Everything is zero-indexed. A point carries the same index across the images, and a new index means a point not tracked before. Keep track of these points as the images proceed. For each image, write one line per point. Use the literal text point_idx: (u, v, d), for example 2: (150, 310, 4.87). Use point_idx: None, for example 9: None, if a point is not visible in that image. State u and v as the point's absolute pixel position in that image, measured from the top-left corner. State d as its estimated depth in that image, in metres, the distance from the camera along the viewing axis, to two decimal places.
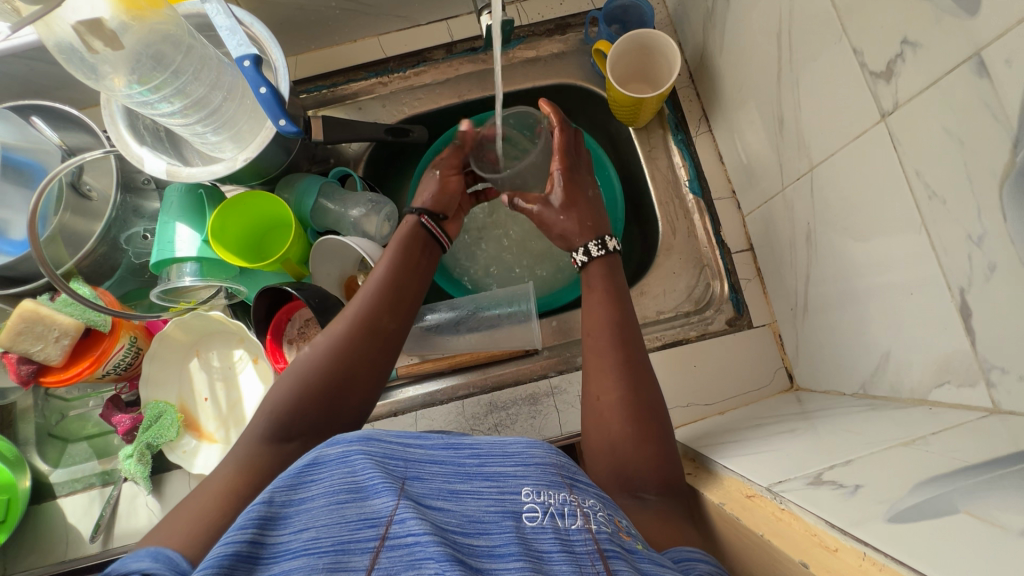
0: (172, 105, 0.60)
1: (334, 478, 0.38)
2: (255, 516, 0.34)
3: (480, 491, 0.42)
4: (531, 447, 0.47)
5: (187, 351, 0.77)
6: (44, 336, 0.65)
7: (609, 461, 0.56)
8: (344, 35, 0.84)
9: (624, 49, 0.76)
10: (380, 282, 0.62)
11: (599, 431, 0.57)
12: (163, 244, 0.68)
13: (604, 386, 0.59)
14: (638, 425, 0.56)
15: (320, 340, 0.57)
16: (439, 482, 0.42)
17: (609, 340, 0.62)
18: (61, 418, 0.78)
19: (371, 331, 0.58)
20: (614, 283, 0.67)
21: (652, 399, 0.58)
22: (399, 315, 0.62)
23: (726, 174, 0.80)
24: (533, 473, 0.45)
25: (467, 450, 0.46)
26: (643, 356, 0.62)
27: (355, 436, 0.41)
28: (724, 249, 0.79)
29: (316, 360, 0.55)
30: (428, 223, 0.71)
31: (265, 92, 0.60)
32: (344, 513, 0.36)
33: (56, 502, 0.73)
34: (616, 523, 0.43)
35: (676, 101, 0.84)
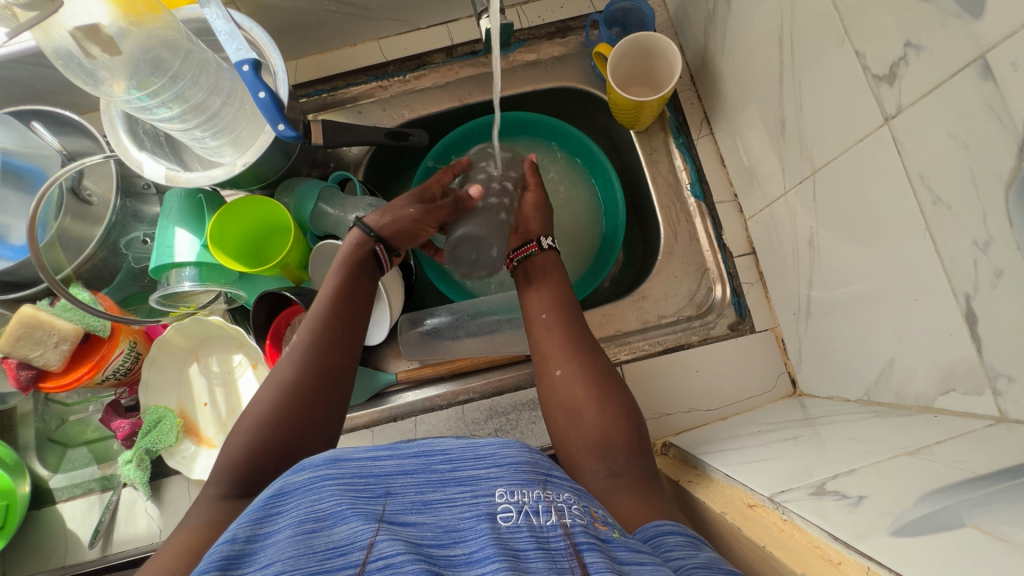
0: (170, 110, 0.59)
1: (301, 507, 0.38)
2: (219, 557, 0.34)
3: (454, 499, 0.42)
4: (504, 447, 0.46)
5: (186, 356, 0.77)
6: (43, 341, 0.65)
7: (575, 426, 0.57)
8: (344, 39, 0.84)
9: (625, 52, 0.76)
10: (321, 317, 0.60)
11: (561, 403, 0.59)
12: (163, 248, 0.67)
13: (560, 360, 0.61)
14: (598, 393, 0.57)
15: (263, 396, 0.55)
16: (412, 494, 0.41)
17: (557, 316, 0.64)
18: (61, 422, 0.78)
19: (321, 373, 0.57)
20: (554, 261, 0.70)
21: (604, 368, 0.60)
22: (350, 349, 0.60)
23: (728, 177, 0.79)
24: (506, 473, 0.44)
25: (438, 456, 0.45)
26: (586, 329, 0.64)
27: (320, 460, 0.41)
28: (726, 253, 0.78)
29: (260, 420, 0.52)
30: (381, 254, 0.67)
31: (264, 96, 0.60)
32: (312, 543, 0.36)
33: (56, 508, 0.73)
34: (592, 513, 0.43)
35: (677, 104, 0.83)
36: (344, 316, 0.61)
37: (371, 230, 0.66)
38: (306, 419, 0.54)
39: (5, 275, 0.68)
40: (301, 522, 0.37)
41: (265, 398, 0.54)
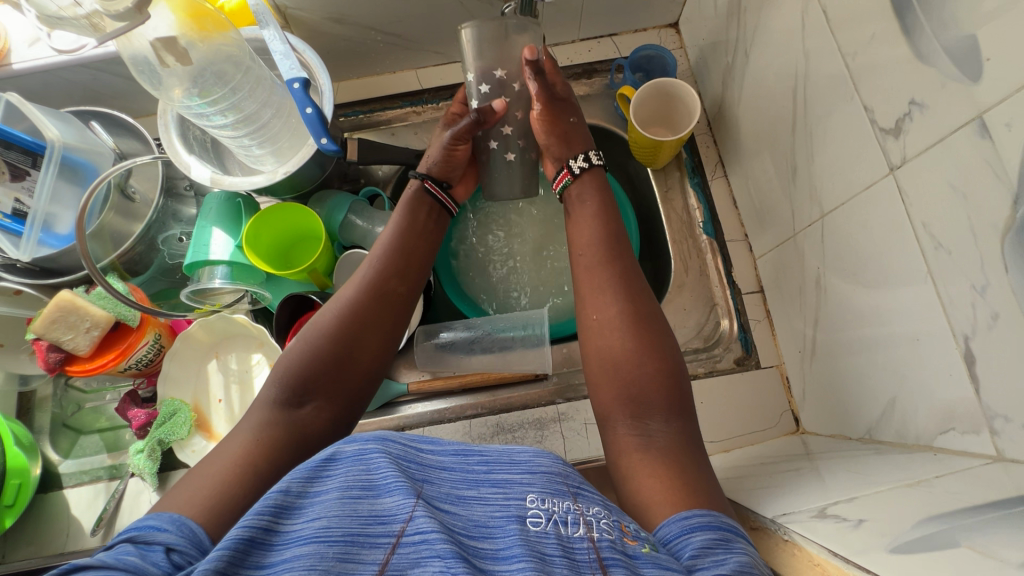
0: (225, 118, 0.63)
1: (349, 474, 0.40)
2: (270, 504, 0.37)
3: (487, 498, 0.44)
4: (538, 457, 0.49)
5: (207, 352, 0.79)
6: (75, 326, 0.67)
7: (613, 369, 0.59)
8: (384, 66, 0.90)
9: (647, 95, 0.81)
10: (388, 245, 0.68)
11: (600, 346, 0.60)
12: (199, 246, 0.71)
13: (603, 304, 0.62)
14: (638, 344, 0.58)
15: (332, 305, 0.63)
16: (448, 487, 0.44)
17: (598, 259, 0.66)
18: (77, 409, 0.80)
19: (380, 292, 0.65)
20: (603, 197, 0.71)
21: (651, 314, 0.61)
22: (408, 280, 0.68)
23: (739, 217, 0.83)
24: (539, 480, 0.46)
25: (475, 458, 0.47)
26: (643, 282, 0.64)
27: (369, 437, 0.44)
28: (735, 289, 0.81)
29: (323, 330, 0.60)
30: (432, 188, 0.74)
31: (310, 112, 0.65)
32: (356, 508, 0.38)
33: (63, 493, 0.74)
34: (622, 529, 0.43)
35: (693, 146, 0.87)
36: (405, 248, 0.69)
37: (417, 172, 0.74)
38: (358, 327, 0.62)
39: (47, 262, 0.72)
40: (348, 488, 0.39)
41: (331, 310, 0.62)
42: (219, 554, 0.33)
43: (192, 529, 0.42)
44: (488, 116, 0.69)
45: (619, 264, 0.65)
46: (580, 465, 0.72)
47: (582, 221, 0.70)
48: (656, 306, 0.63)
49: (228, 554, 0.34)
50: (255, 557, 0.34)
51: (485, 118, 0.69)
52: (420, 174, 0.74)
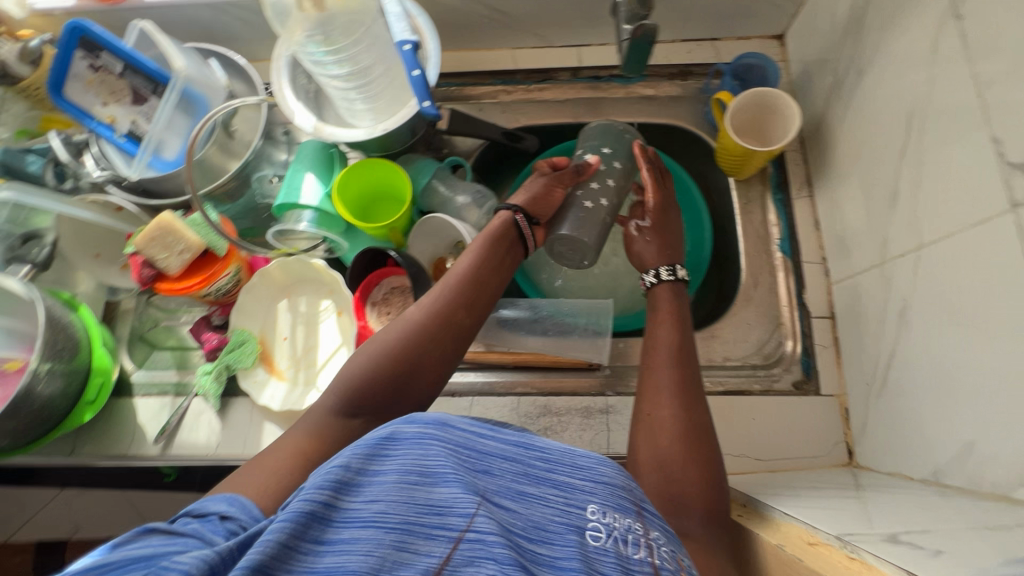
0: (340, 69, 0.67)
1: (407, 457, 0.41)
2: (331, 478, 0.38)
3: (547, 498, 0.46)
4: (601, 464, 0.50)
5: (279, 291, 0.82)
6: (171, 247, 0.71)
7: (655, 472, 0.57)
8: (483, 42, 0.91)
9: (745, 104, 0.80)
10: (463, 274, 0.67)
11: (646, 444, 0.59)
12: (291, 189, 0.74)
13: (658, 403, 0.61)
14: (687, 446, 0.57)
15: (397, 325, 0.62)
16: (508, 481, 0.45)
17: (668, 357, 0.65)
18: (154, 324, 0.85)
19: (446, 322, 0.63)
20: (677, 306, 0.71)
21: (705, 428, 0.60)
22: (475, 311, 0.66)
23: (820, 240, 0.81)
24: (601, 491, 0.48)
25: (537, 453, 0.49)
26: (698, 375, 0.64)
27: (429, 420, 0.45)
28: (804, 311, 0.79)
29: (380, 351, 0.60)
30: (523, 224, 0.73)
31: (416, 74, 0.67)
32: (413, 494, 0.39)
33: (132, 401, 0.79)
34: (679, 561, 0.45)
35: (781, 162, 0.86)
36: (480, 282, 0.68)
37: (513, 205, 0.73)
38: (417, 353, 0.60)
39: (151, 183, 0.78)
40: (406, 472, 0.40)
41: (395, 329, 0.62)
42: (281, 525, 0.35)
43: (246, 503, 0.44)
44: (584, 169, 0.77)
45: (682, 363, 0.64)
46: (622, 459, 0.72)
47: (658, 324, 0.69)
48: (709, 418, 0.61)
49: (291, 525, 0.35)
50: (316, 530, 0.36)
51: (582, 170, 0.77)
52: (512, 206, 0.73)
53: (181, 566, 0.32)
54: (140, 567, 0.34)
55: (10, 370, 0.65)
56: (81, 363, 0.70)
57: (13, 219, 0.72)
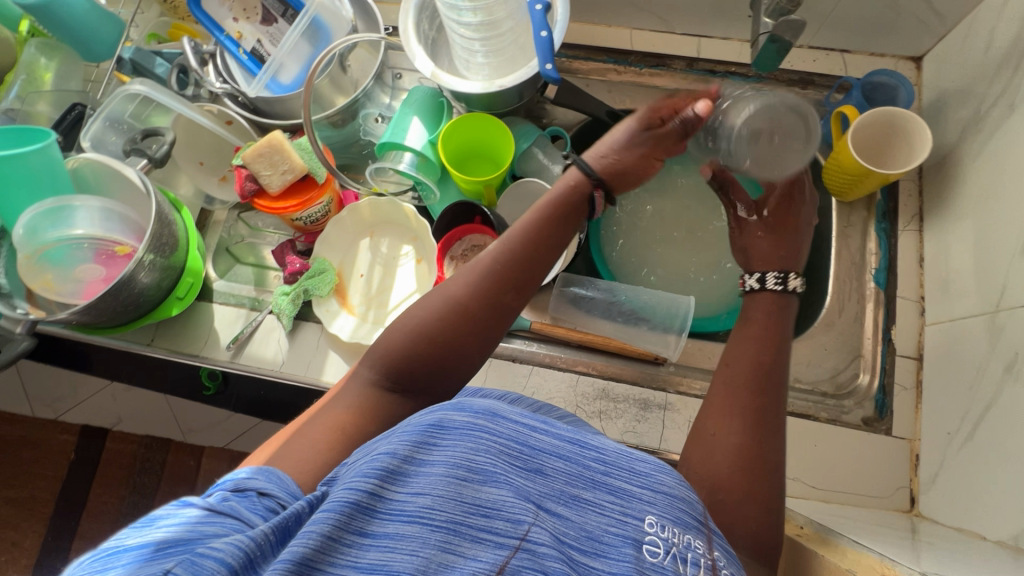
0: (472, 17, 0.67)
1: (455, 450, 0.39)
2: (378, 468, 0.37)
3: (602, 505, 0.42)
4: (660, 471, 0.46)
5: (363, 229, 0.84)
6: (276, 165, 0.74)
7: (707, 493, 0.51)
8: (603, 17, 0.90)
9: (869, 121, 0.76)
10: (517, 250, 0.59)
11: (704, 462, 0.53)
12: (397, 129, 0.76)
13: (726, 425, 0.54)
14: (750, 477, 0.51)
15: (434, 297, 0.57)
16: (561, 484, 0.41)
17: (749, 380, 0.57)
18: (239, 239, 0.88)
19: (492, 302, 0.57)
20: (775, 321, 0.62)
21: (774, 464, 0.53)
22: (524, 292, 0.59)
23: (921, 277, 0.77)
24: (661, 501, 0.44)
25: (592, 453, 0.44)
26: (781, 406, 0.56)
27: (479, 409, 0.42)
28: (889, 347, 0.75)
29: (419, 321, 0.55)
30: (598, 199, 0.64)
31: (544, 35, 0.66)
32: (460, 492, 0.37)
33: (210, 306, 0.82)
34: None
35: (893, 190, 0.81)
36: (534, 260, 0.60)
37: (592, 173, 0.64)
38: (459, 329, 0.55)
39: (264, 105, 0.80)
40: (454, 466, 0.38)
41: (433, 301, 0.57)
42: (326, 516, 0.34)
43: (284, 478, 0.42)
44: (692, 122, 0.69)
45: (763, 392, 0.56)
46: (673, 458, 0.70)
47: (740, 338, 0.62)
48: (784, 455, 0.54)
49: (336, 515, 0.34)
50: (360, 522, 0.35)
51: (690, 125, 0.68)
52: (591, 176, 0.64)
53: (216, 554, 0.32)
54: (180, 551, 0.32)
55: (120, 254, 0.69)
56: (177, 261, 0.74)
57: (137, 115, 0.78)
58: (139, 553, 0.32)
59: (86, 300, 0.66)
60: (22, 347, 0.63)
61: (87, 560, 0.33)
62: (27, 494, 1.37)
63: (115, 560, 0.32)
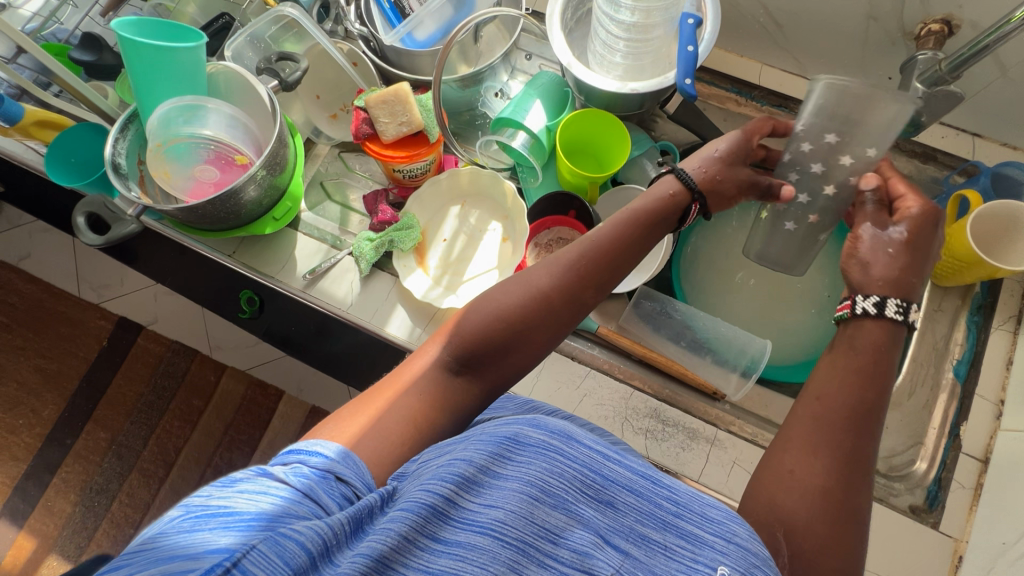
0: (629, 16, 0.67)
1: (530, 467, 0.37)
2: (457, 475, 0.37)
3: (674, 551, 0.37)
4: (733, 520, 0.38)
5: (455, 196, 0.85)
6: (395, 115, 0.76)
7: (781, 535, 0.46)
8: (738, 46, 0.89)
9: (991, 212, 0.74)
10: (597, 247, 0.56)
11: (775, 500, 0.47)
12: (518, 108, 0.77)
13: (811, 465, 0.48)
14: (828, 527, 0.45)
15: (511, 288, 0.55)
16: (631, 520, 0.37)
17: (845, 417, 0.50)
18: (334, 176, 0.91)
19: (569, 300, 0.55)
20: (882, 359, 0.53)
21: (859, 515, 0.47)
22: (602, 293, 0.57)
23: (1004, 381, 0.74)
24: (733, 553, 0.36)
25: (665, 491, 0.39)
26: (873, 451, 0.50)
27: (554, 429, 0.40)
28: (953, 442, 0.73)
29: (495, 309, 0.54)
30: (692, 213, 0.60)
31: (690, 50, 0.66)
32: (532, 512, 0.35)
33: (294, 234, 0.83)
34: None
35: (994, 287, 0.79)
36: (613, 259, 0.56)
37: (692, 186, 0.59)
38: (535, 321, 0.54)
39: (393, 55, 0.82)
40: (527, 484, 0.36)
41: (510, 296, 0.54)
42: (405, 515, 0.35)
43: (358, 464, 0.43)
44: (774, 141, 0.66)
45: (860, 435, 0.49)
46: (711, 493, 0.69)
47: (837, 369, 0.53)
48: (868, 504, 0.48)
49: (413, 516, 0.35)
50: (435, 527, 0.35)
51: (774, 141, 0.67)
52: (691, 189, 0.59)
53: (298, 537, 0.33)
54: (266, 530, 0.34)
55: (237, 164, 0.72)
56: (281, 183, 0.76)
57: (275, 38, 0.80)
58: (224, 520, 0.34)
59: (191, 200, 0.71)
60: (130, 230, 0.70)
61: (176, 516, 0.35)
62: (53, 367, 1.40)
63: (206, 523, 0.34)
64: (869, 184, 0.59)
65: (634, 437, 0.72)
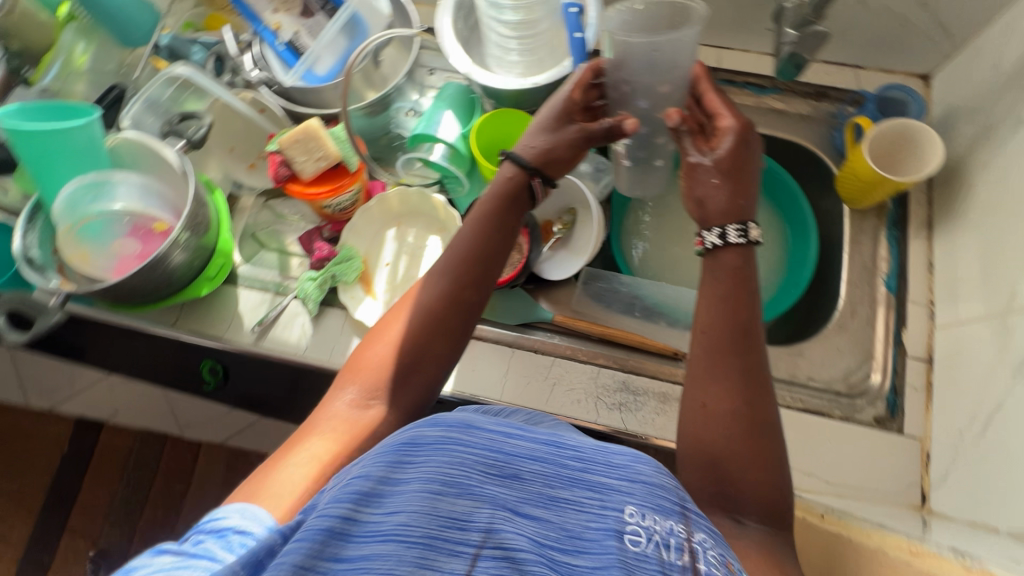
0: (514, 15, 0.69)
1: (430, 464, 0.36)
2: (354, 491, 0.34)
3: (582, 502, 0.39)
4: (638, 461, 0.41)
5: (390, 220, 0.86)
6: (311, 152, 0.76)
7: (709, 466, 0.51)
8: None
9: (882, 133, 0.80)
10: (466, 247, 0.59)
11: (699, 434, 0.52)
12: (430, 122, 0.79)
13: (714, 393, 0.52)
14: (745, 448, 0.50)
15: (400, 312, 0.57)
16: (540, 486, 0.38)
17: (733, 343, 0.54)
18: (266, 225, 0.89)
19: (453, 303, 0.57)
20: (744, 277, 0.56)
21: (772, 427, 0.52)
22: (484, 289, 0.59)
23: (930, 283, 0.80)
24: (640, 491, 0.39)
25: (569, 451, 0.41)
26: (765, 364, 0.54)
27: (452, 421, 0.39)
28: (899, 350, 0.78)
29: (388, 336, 0.56)
30: (537, 189, 0.63)
31: (579, 36, 0.69)
32: (436, 506, 0.34)
33: (236, 290, 0.82)
34: (728, 565, 0.38)
35: (903, 200, 0.85)
36: (479, 252, 0.59)
37: (526, 165, 0.62)
38: (428, 334, 0.55)
39: (298, 94, 0.82)
40: (429, 481, 0.35)
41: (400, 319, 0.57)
42: (298, 544, 0.31)
43: (259, 512, 0.40)
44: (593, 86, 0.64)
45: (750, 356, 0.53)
46: None
47: (710, 301, 0.56)
48: (776, 411, 0.53)
49: (308, 548, 0.31)
50: (336, 550, 0.32)
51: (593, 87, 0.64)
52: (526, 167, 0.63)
53: None
54: None
55: (157, 231, 0.71)
56: (208, 243, 0.75)
57: (174, 100, 0.80)
58: None
59: (117, 276, 0.68)
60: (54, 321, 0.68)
61: None
62: (19, 485, 1.33)
63: None
64: (675, 120, 0.59)
65: (609, 414, 0.73)
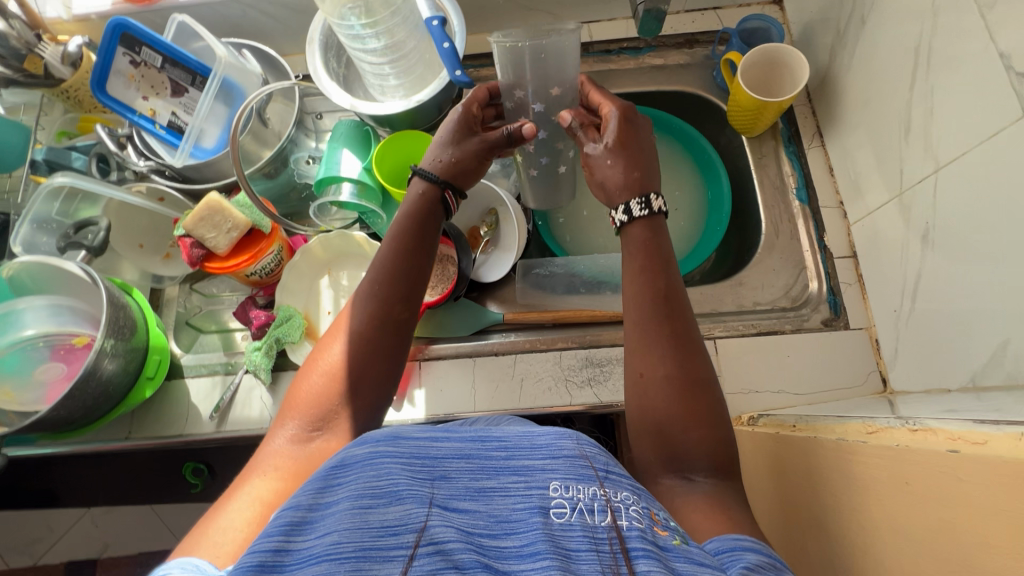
0: (378, 42, 0.70)
1: (359, 481, 0.37)
2: (283, 523, 0.35)
3: (508, 488, 0.40)
4: (559, 439, 0.44)
5: (320, 269, 0.85)
6: (219, 226, 0.74)
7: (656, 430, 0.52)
8: (500, 24, 0.97)
9: (754, 61, 0.84)
10: (383, 266, 0.59)
11: (642, 406, 0.53)
12: (330, 164, 0.78)
13: (651, 361, 0.54)
14: (685, 408, 0.51)
15: (330, 341, 0.57)
16: (466, 481, 0.40)
17: (651, 307, 0.56)
18: (197, 310, 0.87)
19: (382, 321, 0.57)
20: (654, 245, 0.60)
21: (707, 378, 0.53)
22: (412, 303, 0.59)
23: (835, 185, 0.85)
24: (561, 466, 0.42)
25: (494, 443, 0.43)
26: (689, 323, 0.56)
27: (379, 437, 0.41)
28: (826, 253, 0.82)
29: (322, 368, 0.55)
30: (450, 201, 0.65)
31: (446, 45, 0.68)
32: (366, 519, 0.35)
33: (184, 381, 0.79)
34: (652, 517, 0.40)
35: (791, 117, 0.90)
36: (396, 269, 0.59)
37: (436, 179, 0.64)
38: (364, 356, 0.55)
39: (193, 172, 0.81)
40: (358, 496, 0.36)
41: (332, 348, 0.56)
42: None
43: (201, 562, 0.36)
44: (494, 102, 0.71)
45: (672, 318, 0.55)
46: None
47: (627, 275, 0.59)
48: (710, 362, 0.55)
49: None
50: None
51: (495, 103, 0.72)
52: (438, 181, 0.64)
53: None
54: None
55: (79, 346, 0.68)
56: (140, 342, 0.73)
57: (64, 212, 0.78)
58: None
59: (50, 403, 0.65)
60: None
61: None
62: None
63: None
64: (565, 121, 0.66)
65: (582, 392, 0.74)
